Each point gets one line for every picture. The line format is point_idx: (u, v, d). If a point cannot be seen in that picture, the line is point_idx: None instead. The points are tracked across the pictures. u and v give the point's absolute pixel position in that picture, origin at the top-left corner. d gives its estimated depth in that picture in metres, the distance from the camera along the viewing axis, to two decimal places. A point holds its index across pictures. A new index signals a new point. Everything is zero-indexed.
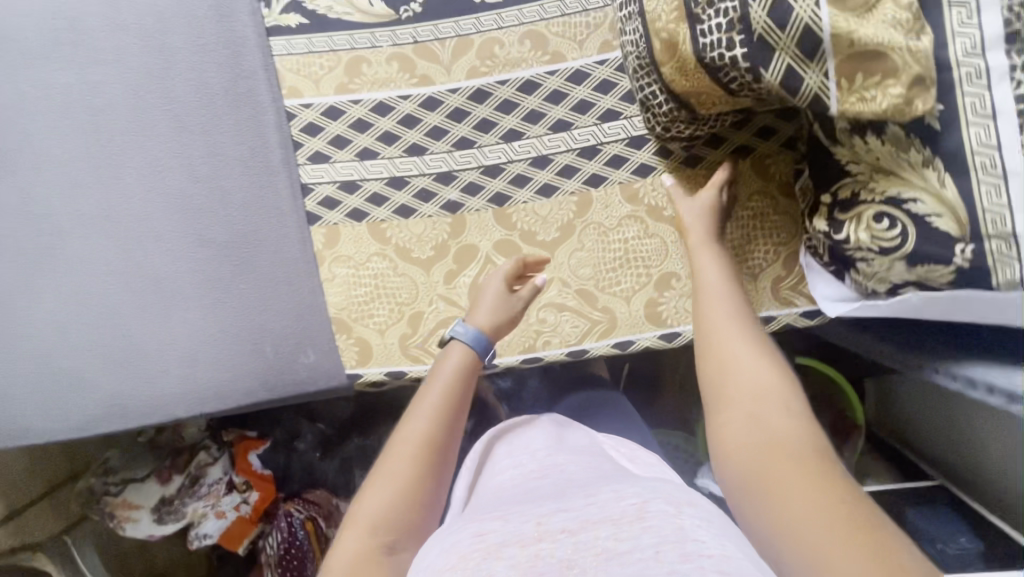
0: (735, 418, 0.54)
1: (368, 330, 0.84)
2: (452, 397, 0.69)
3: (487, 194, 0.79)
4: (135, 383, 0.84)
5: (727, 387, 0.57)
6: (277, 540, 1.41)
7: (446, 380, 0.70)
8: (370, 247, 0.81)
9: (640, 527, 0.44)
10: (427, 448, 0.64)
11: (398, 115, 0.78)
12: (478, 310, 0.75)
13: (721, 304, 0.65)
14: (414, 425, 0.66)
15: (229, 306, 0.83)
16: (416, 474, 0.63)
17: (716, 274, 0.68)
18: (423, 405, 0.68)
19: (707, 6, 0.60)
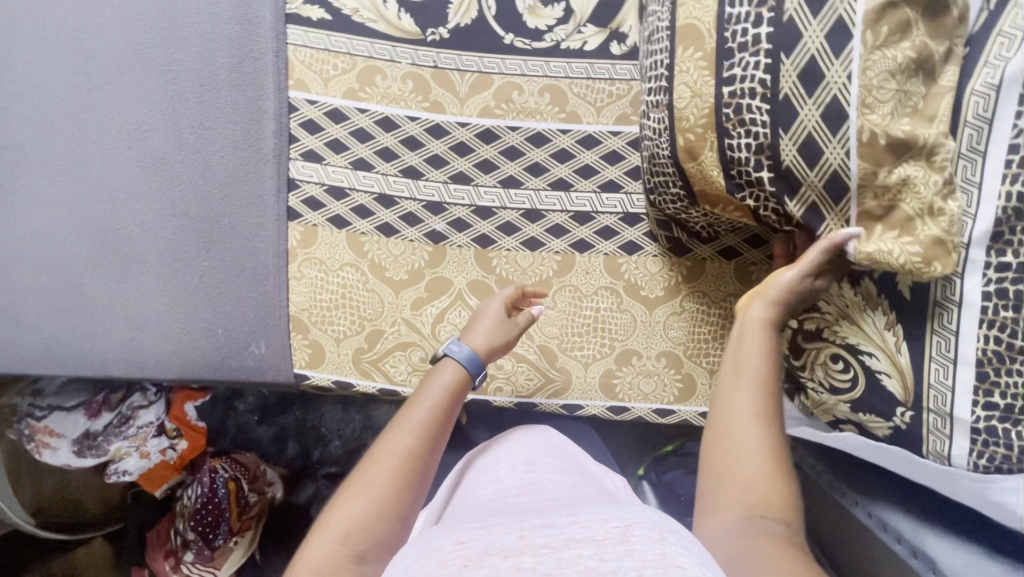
0: (726, 507, 0.48)
1: (325, 336, 0.82)
2: (442, 416, 0.63)
3: (473, 233, 0.78)
4: (74, 336, 0.81)
5: (728, 473, 0.50)
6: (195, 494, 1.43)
7: (432, 398, 0.63)
8: (344, 256, 0.80)
9: (626, 550, 0.43)
10: (408, 465, 0.57)
11: (402, 135, 0.76)
12: (475, 331, 0.70)
13: (757, 386, 0.54)
14: (398, 438, 0.58)
15: (189, 281, 0.80)
16: (397, 485, 0.56)
17: (759, 356, 0.56)
18: (410, 417, 0.61)
19: (738, 122, 0.57)
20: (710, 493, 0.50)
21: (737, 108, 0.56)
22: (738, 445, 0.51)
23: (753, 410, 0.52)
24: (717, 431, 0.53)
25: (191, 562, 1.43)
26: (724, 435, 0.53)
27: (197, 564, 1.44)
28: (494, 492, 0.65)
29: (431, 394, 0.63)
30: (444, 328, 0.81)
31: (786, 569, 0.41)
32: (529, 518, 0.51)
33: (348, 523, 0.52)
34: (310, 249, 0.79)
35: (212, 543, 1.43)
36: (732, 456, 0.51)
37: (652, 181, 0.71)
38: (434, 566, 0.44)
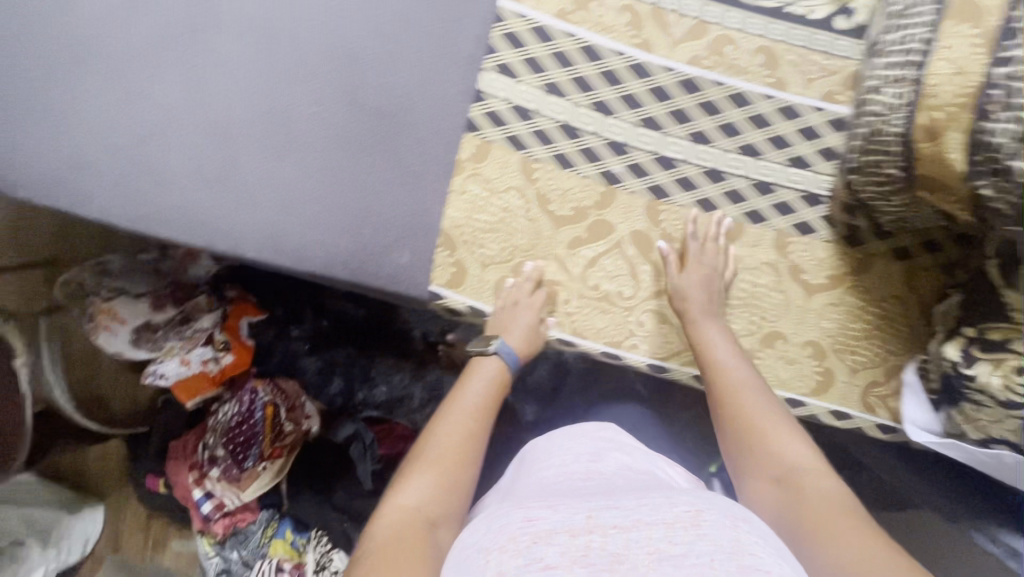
0: (770, 488, 0.61)
1: (471, 258, 0.80)
2: (480, 417, 0.72)
3: (649, 181, 0.76)
4: (217, 205, 0.79)
5: (762, 461, 0.63)
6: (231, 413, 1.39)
7: (477, 388, 0.74)
8: (512, 179, 0.77)
9: (696, 534, 0.47)
10: (461, 456, 0.67)
11: (603, 68, 0.74)
12: (515, 332, 0.78)
13: (744, 377, 0.71)
14: (445, 429, 0.70)
15: (347, 174, 0.77)
16: (456, 463, 0.66)
17: (727, 353, 0.73)
18: (455, 404, 0.73)
19: (1004, 104, 0.54)
20: (754, 467, 0.64)
21: (1007, 90, 0.53)
22: (756, 428, 0.66)
23: (739, 389, 0.69)
24: (736, 425, 0.68)
25: (215, 479, 1.45)
26: (744, 421, 0.67)
27: (221, 482, 1.44)
28: (562, 481, 0.67)
29: (479, 377, 0.76)
30: (594, 273, 0.79)
31: (840, 529, 0.52)
32: (593, 498, 0.54)
33: (416, 506, 0.60)
34: (480, 165, 0.77)
35: (240, 465, 1.42)
36: (754, 438, 0.66)
37: (858, 160, 0.70)
38: (505, 541, 0.49)
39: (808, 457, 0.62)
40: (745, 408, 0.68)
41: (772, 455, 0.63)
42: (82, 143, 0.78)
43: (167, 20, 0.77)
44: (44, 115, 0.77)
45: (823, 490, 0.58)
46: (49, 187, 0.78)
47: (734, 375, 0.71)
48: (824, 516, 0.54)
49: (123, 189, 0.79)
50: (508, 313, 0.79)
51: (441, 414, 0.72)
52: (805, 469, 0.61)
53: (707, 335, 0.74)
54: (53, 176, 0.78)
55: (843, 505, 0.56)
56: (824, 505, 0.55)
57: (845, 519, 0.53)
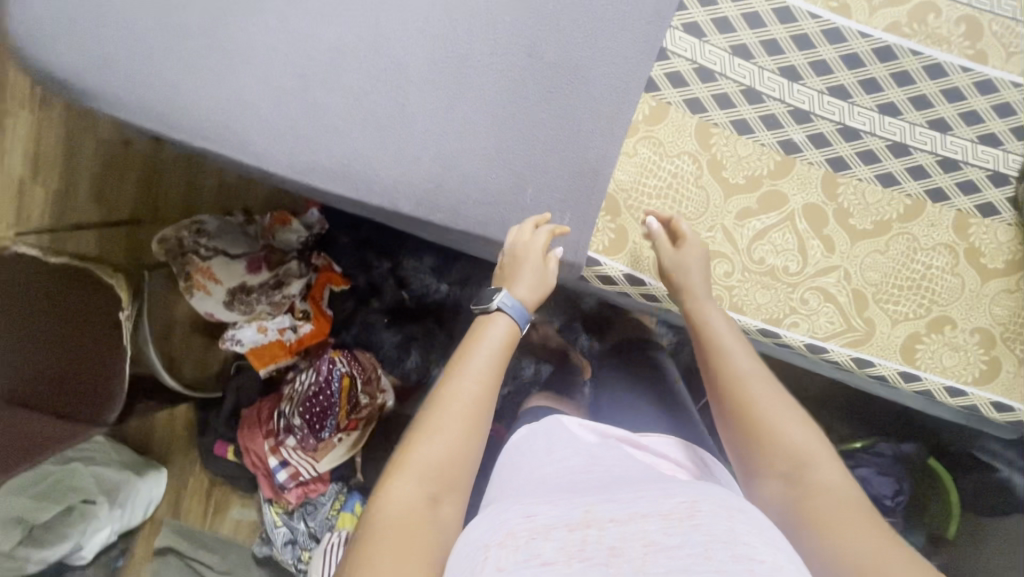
0: (773, 481, 0.60)
1: (634, 225, 0.78)
2: (495, 361, 0.66)
3: (830, 153, 0.74)
4: (379, 156, 0.77)
5: (765, 443, 0.62)
6: (309, 381, 1.38)
7: (496, 337, 0.68)
8: (685, 144, 0.75)
9: (691, 525, 0.47)
10: (475, 414, 0.62)
11: (796, 31, 0.72)
12: (522, 282, 0.72)
13: (752, 371, 0.67)
14: (467, 386, 0.63)
15: (515, 129, 0.75)
16: (466, 429, 0.61)
17: (725, 328, 0.71)
18: (465, 368, 0.65)
19: None
20: (755, 461, 0.62)
21: None
22: (761, 423, 0.63)
23: (747, 381, 0.66)
24: (740, 420, 0.65)
25: (292, 447, 1.45)
26: (754, 423, 0.63)
27: (299, 450, 1.45)
28: (566, 467, 0.67)
29: (487, 344, 0.67)
30: (760, 246, 0.77)
31: (858, 537, 0.52)
32: (594, 494, 0.54)
33: (431, 463, 0.59)
34: (655, 128, 0.75)
35: (318, 434, 1.43)
36: (757, 434, 0.63)
37: None
38: (506, 537, 0.49)
39: (828, 467, 0.59)
40: (750, 396, 0.65)
41: (780, 452, 0.61)
42: (244, 82, 0.75)
43: None
44: (207, 49, 0.74)
45: (825, 482, 0.58)
46: (207, 126, 0.76)
47: (748, 379, 0.66)
48: (825, 515, 0.55)
49: (282, 132, 0.76)
50: (517, 257, 0.73)
51: (449, 381, 0.64)
52: (812, 461, 0.60)
53: (725, 343, 0.70)
54: (211, 114, 0.76)
55: (847, 500, 0.57)
56: (822, 503, 0.56)
57: (843, 515, 0.54)
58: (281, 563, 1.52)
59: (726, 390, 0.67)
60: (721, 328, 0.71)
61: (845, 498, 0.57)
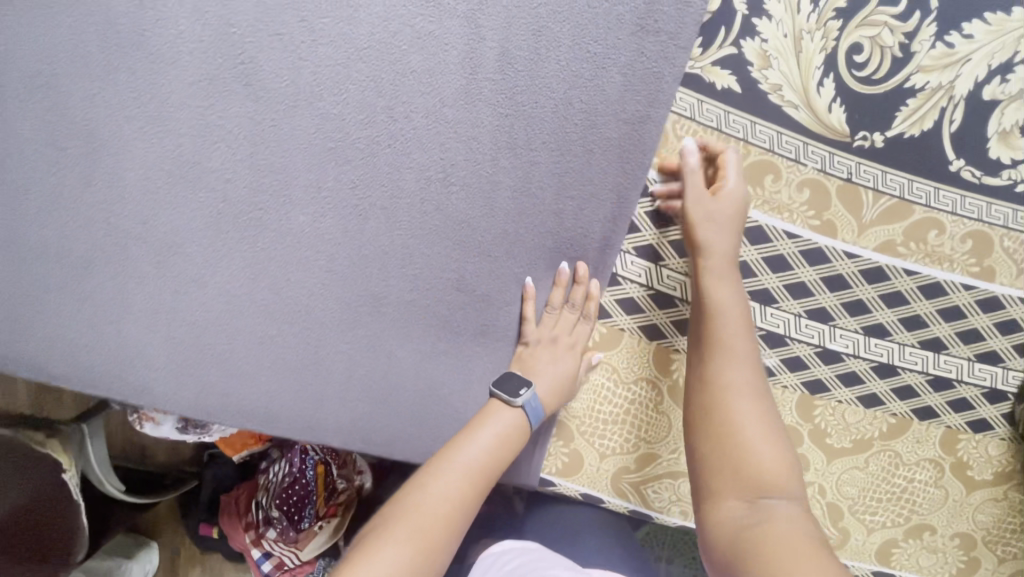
0: (735, 510, 0.48)
1: (589, 448, 0.71)
2: (490, 460, 0.59)
3: (806, 375, 0.65)
4: (296, 397, 0.67)
5: (729, 471, 0.50)
6: (282, 473, 1.42)
7: (488, 436, 0.60)
8: (644, 369, 0.67)
9: None
10: (454, 511, 0.55)
11: (770, 252, 0.60)
12: (551, 374, 0.64)
13: (742, 380, 0.54)
14: (448, 481, 0.56)
15: (447, 364, 0.66)
16: (436, 531, 0.53)
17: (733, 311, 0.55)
18: (457, 458, 0.58)
19: None
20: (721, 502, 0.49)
21: None
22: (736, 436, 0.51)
23: (729, 393, 0.53)
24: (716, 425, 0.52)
25: (273, 539, 1.45)
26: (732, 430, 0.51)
27: (280, 542, 1.44)
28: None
29: (493, 427, 0.60)
30: None
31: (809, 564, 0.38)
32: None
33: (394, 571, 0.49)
34: (606, 354, 0.67)
35: (297, 525, 1.43)
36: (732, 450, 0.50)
37: None
38: None
39: (792, 512, 0.46)
40: (732, 397, 0.53)
41: (747, 480, 0.49)
42: (127, 331, 0.64)
43: (218, 185, 0.58)
44: (77, 299, 0.62)
45: (788, 521, 0.45)
46: (91, 380, 0.65)
47: (733, 384, 0.53)
48: (774, 547, 0.42)
49: (181, 379, 0.66)
50: (547, 350, 0.65)
51: (435, 469, 0.57)
52: (775, 503, 0.47)
53: (723, 316, 0.55)
54: (95, 366, 0.64)
55: (801, 538, 0.43)
56: (770, 541, 0.43)
57: (794, 547, 0.41)
58: None
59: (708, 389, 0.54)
60: (732, 302, 0.56)
61: (808, 543, 0.42)
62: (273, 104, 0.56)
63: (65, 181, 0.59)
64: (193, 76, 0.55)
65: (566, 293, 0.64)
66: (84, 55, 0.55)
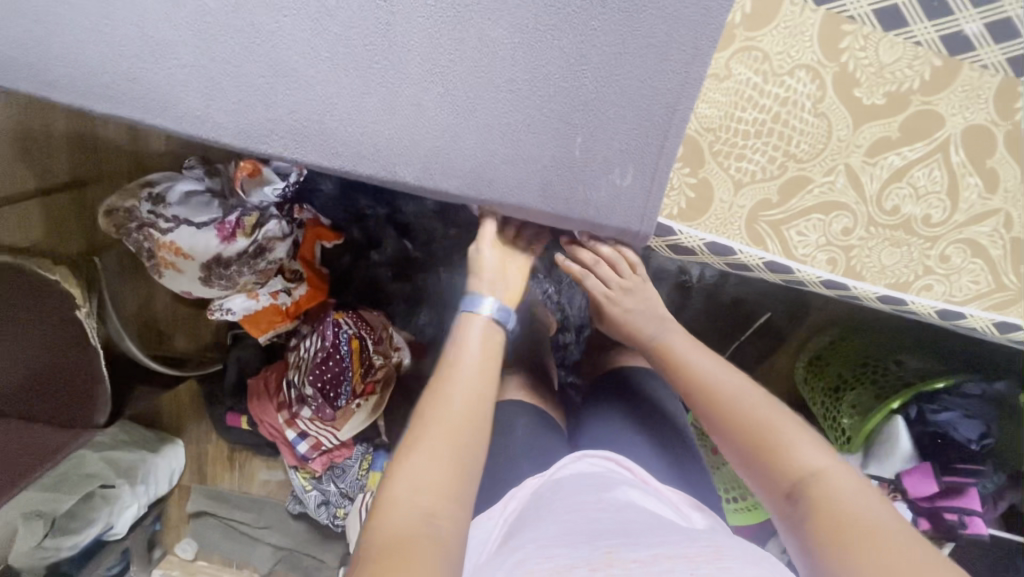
0: (788, 513, 0.52)
1: (721, 178, 0.57)
2: (488, 366, 0.60)
3: (1013, 49, 0.52)
4: (357, 105, 0.53)
5: (774, 466, 0.54)
6: (315, 347, 1.23)
7: (477, 340, 0.61)
8: (804, 53, 0.52)
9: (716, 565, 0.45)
10: (462, 436, 0.54)
11: None
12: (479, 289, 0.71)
13: (744, 388, 0.60)
14: (451, 405, 0.55)
15: (556, 47, 0.52)
16: (451, 458, 0.52)
17: (705, 357, 0.64)
18: (453, 376, 0.58)
19: None
20: (766, 487, 0.54)
21: None
22: (749, 423, 0.56)
23: (744, 406, 0.58)
24: (722, 424, 0.58)
25: (308, 418, 1.30)
26: (736, 425, 0.57)
27: (316, 421, 1.30)
28: (583, 498, 0.62)
29: (468, 350, 0.60)
30: (897, 192, 0.56)
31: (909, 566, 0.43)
32: (615, 534, 0.53)
33: (408, 511, 0.49)
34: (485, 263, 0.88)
35: (334, 403, 1.26)
36: (749, 433, 0.56)
37: None
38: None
39: (848, 475, 0.51)
40: (745, 409, 0.58)
41: (772, 449, 0.54)
42: (155, 11, 0.51)
43: None
44: None
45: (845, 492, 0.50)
46: (111, 81, 0.52)
47: (713, 384, 0.60)
48: (861, 547, 0.45)
49: (217, 79, 0.52)
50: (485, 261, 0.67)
51: (427, 398, 0.56)
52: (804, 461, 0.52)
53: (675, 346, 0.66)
54: (116, 60, 0.52)
55: (873, 515, 0.47)
56: (835, 517, 0.48)
57: (886, 531, 0.46)
58: (318, 519, 1.41)
59: (699, 400, 0.61)
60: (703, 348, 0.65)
61: (881, 521, 0.47)
62: None
63: None
64: None
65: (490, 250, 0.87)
66: None
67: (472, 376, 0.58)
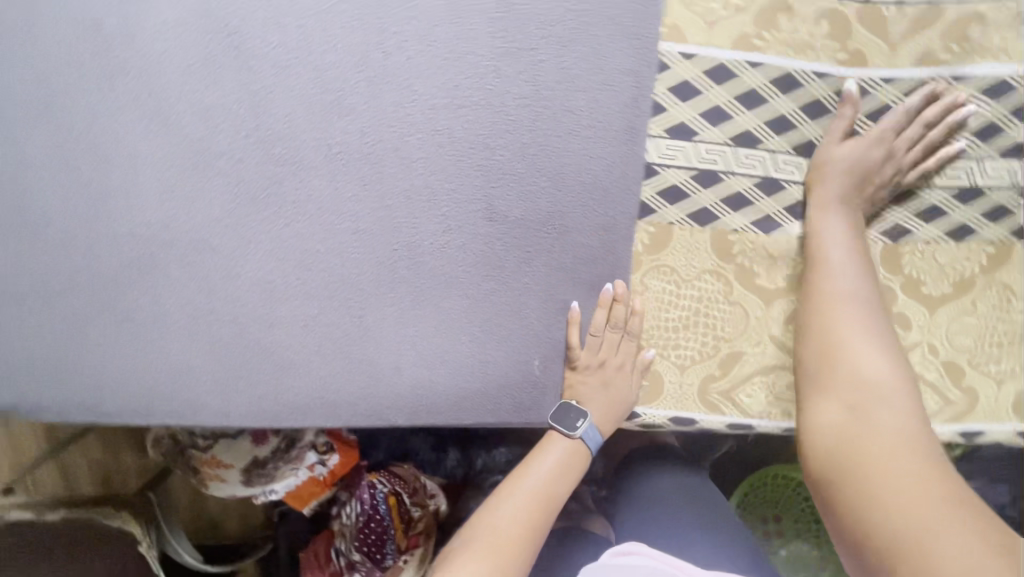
0: (879, 525, 0.45)
1: (664, 363, 0.65)
2: (554, 483, 0.64)
3: (882, 223, 0.61)
4: (353, 376, 0.64)
5: (862, 479, 0.48)
6: (355, 513, 1.18)
7: (546, 465, 0.65)
8: (705, 261, 0.61)
9: None
10: (518, 541, 0.59)
11: (807, 98, 0.59)
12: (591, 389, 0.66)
13: (880, 372, 0.53)
14: (506, 513, 0.61)
15: (498, 303, 0.62)
16: (513, 552, 0.58)
17: (850, 275, 0.56)
18: (521, 486, 0.64)
19: None
20: (845, 516, 0.48)
21: None
22: (858, 377, 0.54)
23: (866, 391, 0.53)
24: (866, 526, 0.46)
25: None
26: (869, 440, 0.50)
27: None
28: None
29: (540, 464, 0.65)
30: None
31: (922, 524, 0.43)
32: None
33: None
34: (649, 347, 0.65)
35: (382, 565, 1.17)
36: (842, 453, 0.51)
37: None
38: None
39: (934, 478, 0.46)
40: (835, 338, 0.56)
41: (833, 491, 0.50)
42: (168, 346, 0.61)
43: (230, 169, 0.57)
44: (115, 322, 0.61)
45: (946, 528, 0.42)
46: (143, 406, 0.62)
47: (865, 371, 0.54)
48: (881, 494, 0.46)
49: (234, 384, 0.63)
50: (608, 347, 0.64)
51: (500, 497, 0.63)
52: (879, 450, 0.49)
53: (846, 292, 0.56)
54: (145, 388, 0.62)
55: (948, 513, 0.43)
56: (842, 465, 0.50)
57: (929, 529, 0.42)
58: None
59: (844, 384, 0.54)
60: (851, 313, 0.56)
61: (950, 543, 0.41)
62: (266, 71, 0.55)
63: (84, 204, 0.58)
64: (184, 63, 0.55)
65: (608, 313, 0.62)
66: (80, 77, 0.56)
67: (539, 487, 0.64)
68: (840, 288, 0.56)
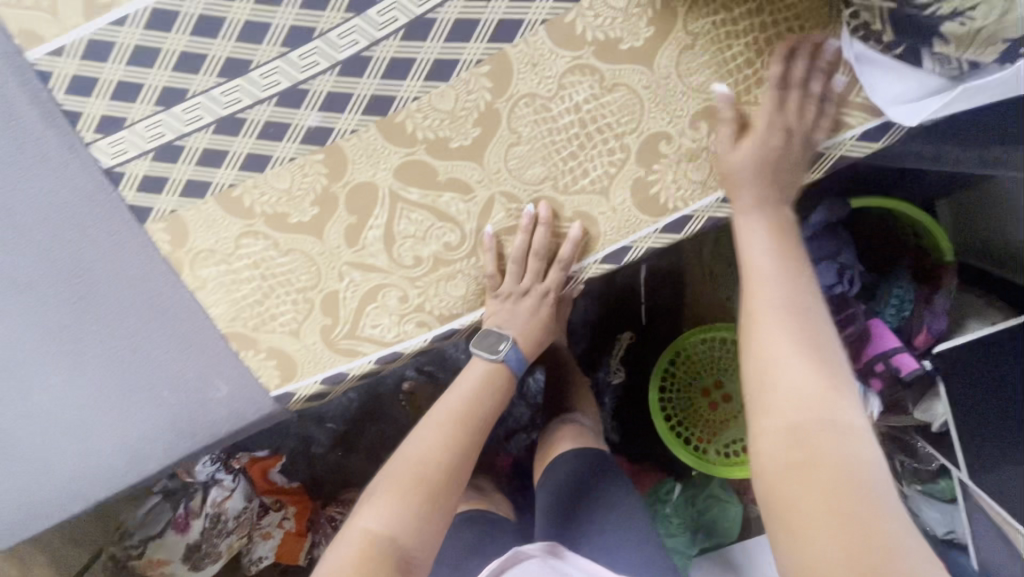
0: (818, 533, 0.39)
1: (277, 337, 0.62)
2: (479, 399, 0.65)
3: (359, 102, 0.52)
4: (22, 486, 0.64)
5: (812, 441, 0.43)
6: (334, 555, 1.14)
7: (468, 377, 0.67)
8: (234, 227, 0.57)
9: None
10: (419, 477, 0.58)
11: (189, 22, 0.49)
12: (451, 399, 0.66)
13: (804, 348, 0.47)
14: (414, 447, 0.61)
15: (88, 358, 0.61)
16: (428, 493, 0.58)
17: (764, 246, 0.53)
18: (437, 410, 0.64)
19: None
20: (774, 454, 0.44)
21: None
22: (800, 400, 0.44)
23: (824, 379, 0.45)
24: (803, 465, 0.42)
25: None
26: (798, 412, 0.44)
27: None
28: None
29: (462, 388, 0.66)
30: (404, 249, 0.58)
31: (847, 524, 0.38)
32: None
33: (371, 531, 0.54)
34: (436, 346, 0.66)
35: None
36: (789, 466, 0.42)
37: None
38: None
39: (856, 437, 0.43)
40: (772, 339, 0.48)
41: (793, 538, 0.41)
42: None
43: None
44: None
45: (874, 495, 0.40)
46: None
47: (780, 364, 0.46)
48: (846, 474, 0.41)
49: None
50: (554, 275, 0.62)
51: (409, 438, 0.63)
52: (828, 417, 0.43)
53: (764, 270, 0.52)
54: None
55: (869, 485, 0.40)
56: (786, 435, 0.44)
57: (889, 533, 0.38)
58: None
59: (788, 409, 0.44)
60: (799, 275, 0.51)
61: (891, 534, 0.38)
62: None
63: None
64: None
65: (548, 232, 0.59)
66: None
67: (461, 407, 0.64)
68: (773, 264, 0.52)
